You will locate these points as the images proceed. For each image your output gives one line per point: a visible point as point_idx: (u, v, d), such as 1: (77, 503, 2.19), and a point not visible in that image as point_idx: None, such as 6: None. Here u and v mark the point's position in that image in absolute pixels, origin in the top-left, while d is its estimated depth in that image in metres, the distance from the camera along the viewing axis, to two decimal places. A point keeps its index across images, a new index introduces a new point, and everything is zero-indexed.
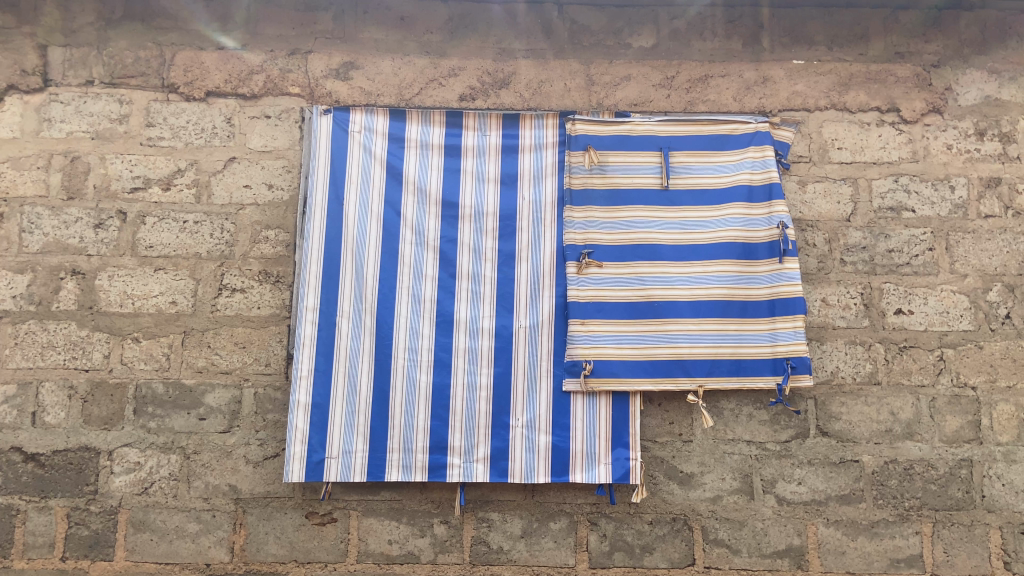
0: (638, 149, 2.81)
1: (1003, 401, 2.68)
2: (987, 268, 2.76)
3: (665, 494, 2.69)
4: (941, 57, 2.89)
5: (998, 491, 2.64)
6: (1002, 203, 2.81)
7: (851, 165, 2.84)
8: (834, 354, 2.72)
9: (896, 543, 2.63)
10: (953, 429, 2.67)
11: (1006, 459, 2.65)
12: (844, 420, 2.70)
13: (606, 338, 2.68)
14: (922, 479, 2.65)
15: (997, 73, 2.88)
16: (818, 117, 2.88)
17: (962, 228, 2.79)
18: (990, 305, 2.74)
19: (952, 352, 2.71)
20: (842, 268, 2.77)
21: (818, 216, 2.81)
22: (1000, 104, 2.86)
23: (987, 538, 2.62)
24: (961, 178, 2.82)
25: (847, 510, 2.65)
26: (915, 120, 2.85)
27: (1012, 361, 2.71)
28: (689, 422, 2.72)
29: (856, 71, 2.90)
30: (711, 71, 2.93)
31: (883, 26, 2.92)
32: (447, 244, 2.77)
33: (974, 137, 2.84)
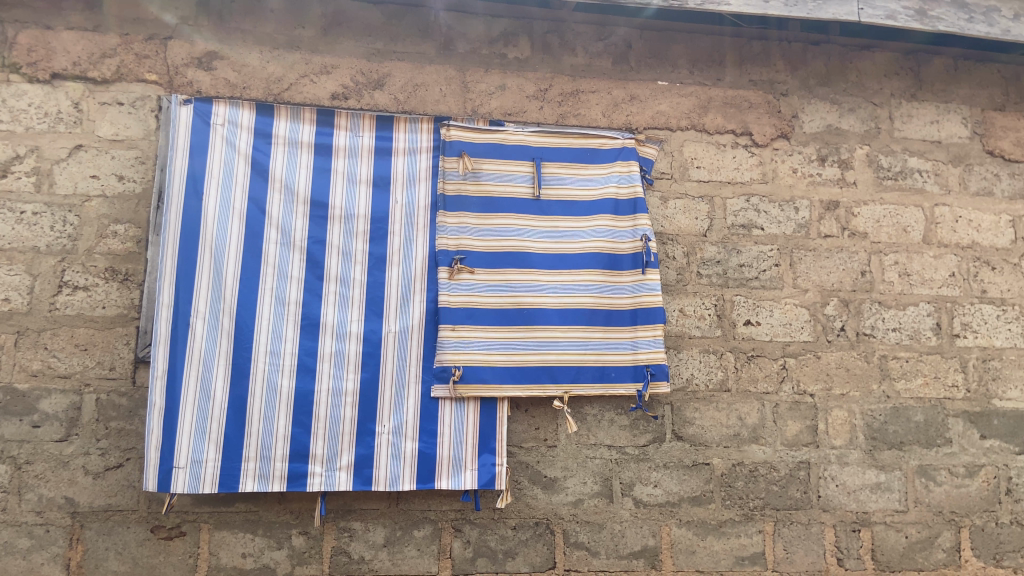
0: (511, 158, 2.85)
1: (837, 408, 2.88)
2: (825, 284, 2.97)
3: (528, 499, 2.73)
4: (789, 87, 3.09)
5: (832, 492, 2.83)
6: (839, 224, 3.02)
7: (708, 184, 3.00)
8: (689, 362, 2.87)
9: (741, 542, 2.78)
10: (792, 433, 2.86)
11: (839, 461, 2.85)
12: (697, 425, 2.84)
13: (476, 344, 2.69)
14: (765, 480, 2.82)
15: (838, 104, 3.10)
16: (679, 137, 3.02)
17: (805, 246, 3.00)
18: (827, 319, 2.95)
19: (794, 361, 2.91)
20: (698, 280, 2.93)
21: (677, 230, 2.95)
22: (840, 133, 3.08)
23: (822, 536, 2.80)
24: (804, 200, 3.03)
25: (698, 511, 2.78)
26: (765, 144, 3.05)
27: (846, 371, 2.92)
28: (553, 428, 2.77)
29: (714, 95, 3.06)
30: (581, 86, 3.01)
31: (739, 54, 3.10)
32: (315, 245, 2.70)
33: (816, 162, 3.06)
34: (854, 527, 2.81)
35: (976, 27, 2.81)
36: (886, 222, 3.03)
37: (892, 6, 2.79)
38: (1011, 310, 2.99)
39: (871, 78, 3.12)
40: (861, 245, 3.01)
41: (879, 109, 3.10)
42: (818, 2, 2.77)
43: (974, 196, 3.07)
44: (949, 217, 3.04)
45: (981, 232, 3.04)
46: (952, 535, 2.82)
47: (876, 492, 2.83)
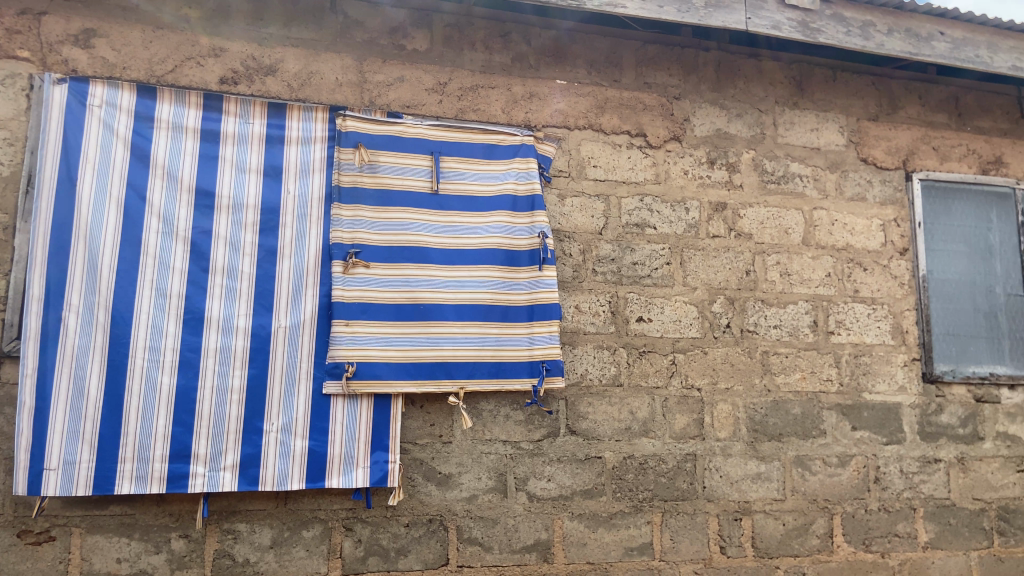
0: (409, 151, 2.82)
1: (722, 401, 3.00)
2: (713, 282, 3.08)
3: (422, 496, 2.70)
4: (682, 91, 3.19)
5: (716, 482, 2.94)
6: (727, 225, 3.14)
7: (604, 183, 3.06)
8: (583, 357, 2.92)
9: (630, 533, 2.85)
10: (680, 426, 2.95)
11: (723, 453, 2.96)
12: (590, 419, 2.89)
13: (370, 339, 2.64)
14: (654, 472, 2.90)
15: (727, 109, 3.22)
16: (577, 136, 3.06)
17: (694, 246, 3.10)
18: (715, 315, 3.06)
19: (683, 357, 3.00)
20: (593, 277, 2.98)
21: (574, 228, 3.00)
22: (728, 137, 3.20)
23: (706, 525, 2.90)
24: (695, 201, 3.13)
25: (589, 503, 2.83)
26: (659, 146, 3.13)
27: (731, 366, 3.03)
28: (449, 424, 2.76)
29: (611, 96, 3.12)
30: (481, 81, 3.00)
31: (634, 57, 3.17)
32: (200, 236, 2.58)
33: (706, 165, 3.17)
34: (736, 516, 2.93)
35: (853, 40, 2.96)
36: (770, 224, 3.17)
37: (778, 17, 2.91)
38: (881, 309, 3.18)
39: (757, 86, 3.25)
40: (746, 245, 3.14)
41: (764, 116, 3.24)
42: (709, 9, 2.85)
43: (848, 201, 3.25)
44: (826, 220, 3.21)
45: (855, 235, 3.22)
46: (826, 521, 2.97)
47: (756, 482, 2.96)
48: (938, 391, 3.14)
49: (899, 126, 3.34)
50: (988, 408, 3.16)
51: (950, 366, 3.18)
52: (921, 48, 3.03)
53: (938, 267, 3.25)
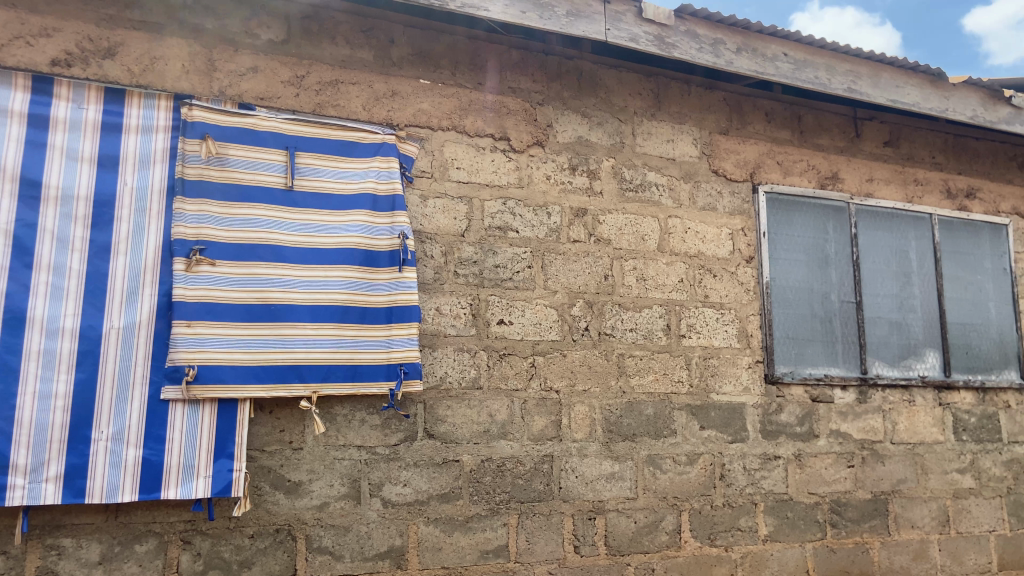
0: (262, 145, 2.70)
1: (579, 403, 3.05)
2: (572, 286, 3.14)
3: (269, 505, 2.59)
4: (545, 97, 3.23)
5: (572, 482, 2.98)
6: (586, 230, 3.20)
7: (467, 185, 3.05)
8: (443, 360, 2.89)
9: (486, 536, 2.84)
10: (538, 428, 2.98)
11: (579, 453, 3.02)
12: (449, 422, 2.86)
13: (215, 342, 2.51)
14: (512, 474, 2.91)
15: (589, 117, 3.28)
16: (440, 136, 3.04)
17: (555, 250, 3.14)
18: (573, 319, 3.11)
19: (542, 359, 3.03)
20: (454, 279, 2.96)
21: (436, 229, 2.97)
22: (590, 145, 3.27)
23: (561, 525, 2.94)
24: (556, 206, 3.18)
25: (446, 507, 2.81)
26: (522, 150, 3.16)
27: (588, 368, 3.09)
28: (300, 429, 2.66)
29: (475, 99, 3.12)
30: (341, 76, 2.92)
31: (499, 61, 3.18)
32: (23, 229, 2.38)
33: (568, 171, 3.22)
34: (591, 515, 2.99)
35: (705, 56, 3.10)
36: (627, 231, 3.26)
37: (635, 30, 3.00)
38: (729, 314, 3.33)
39: (617, 96, 3.34)
40: (605, 250, 3.21)
41: (623, 125, 3.33)
42: (570, 18, 2.90)
43: (700, 211, 3.39)
44: (679, 228, 3.34)
45: (706, 242, 3.37)
46: (674, 518, 3.08)
47: (610, 481, 3.03)
48: (778, 391, 3.33)
49: (747, 140, 3.52)
50: (822, 407, 3.37)
51: (789, 367, 3.36)
52: (766, 67, 3.20)
53: (780, 274, 3.45)
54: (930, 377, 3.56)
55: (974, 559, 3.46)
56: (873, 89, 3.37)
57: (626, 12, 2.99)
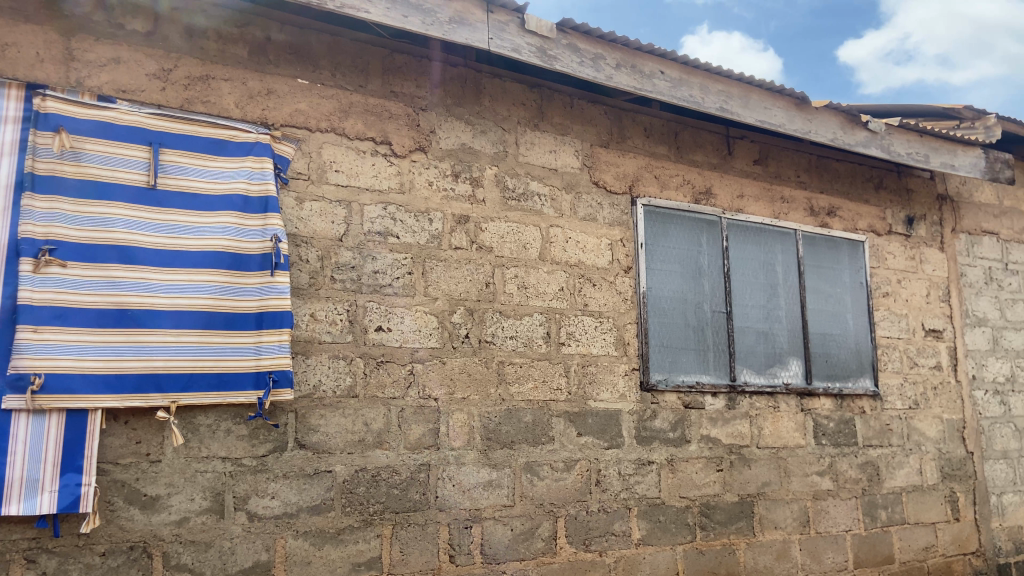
0: (123, 140, 2.55)
1: (458, 411, 3.03)
2: (453, 293, 3.12)
3: (123, 520, 2.44)
4: (428, 103, 3.21)
5: (448, 491, 2.96)
6: (468, 238, 3.20)
7: (345, 188, 2.98)
8: (317, 368, 2.81)
9: (358, 548, 2.78)
10: (415, 437, 2.94)
11: (457, 461, 2.99)
12: (322, 432, 2.78)
13: (64, 348, 2.35)
14: (387, 484, 2.86)
15: (472, 125, 3.29)
16: (318, 138, 2.96)
17: (436, 257, 3.11)
18: (453, 326, 3.09)
19: (421, 367, 3.00)
20: (331, 285, 2.89)
21: (312, 233, 2.89)
22: (473, 152, 3.27)
23: (437, 535, 2.91)
24: (438, 212, 3.15)
25: (316, 520, 2.72)
26: (404, 155, 3.12)
27: (468, 376, 3.08)
28: (158, 441, 2.52)
29: (355, 101, 3.06)
30: (212, 72, 2.81)
31: (381, 64, 3.14)
32: None
33: (450, 177, 3.20)
34: (467, 523, 2.97)
35: (585, 70, 3.17)
36: (509, 239, 3.28)
37: (518, 40, 3.02)
38: (607, 322, 3.40)
39: (501, 105, 3.37)
40: (486, 258, 3.22)
41: (506, 134, 3.36)
42: (453, 25, 2.89)
43: (581, 221, 3.45)
44: (561, 237, 3.39)
45: (586, 252, 3.43)
46: (550, 524, 3.11)
47: (487, 489, 3.02)
48: (653, 398, 3.42)
49: (627, 154, 3.62)
50: (694, 414, 3.49)
51: (663, 375, 3.47)
52: (643, 84, 3.30)
53: (656, 285, 3.55)
54: (793, 384, 3.75)
55: (831, 557, 3.66)
56: (743, 109, 3.54)
57: (509, 23, 3.01)
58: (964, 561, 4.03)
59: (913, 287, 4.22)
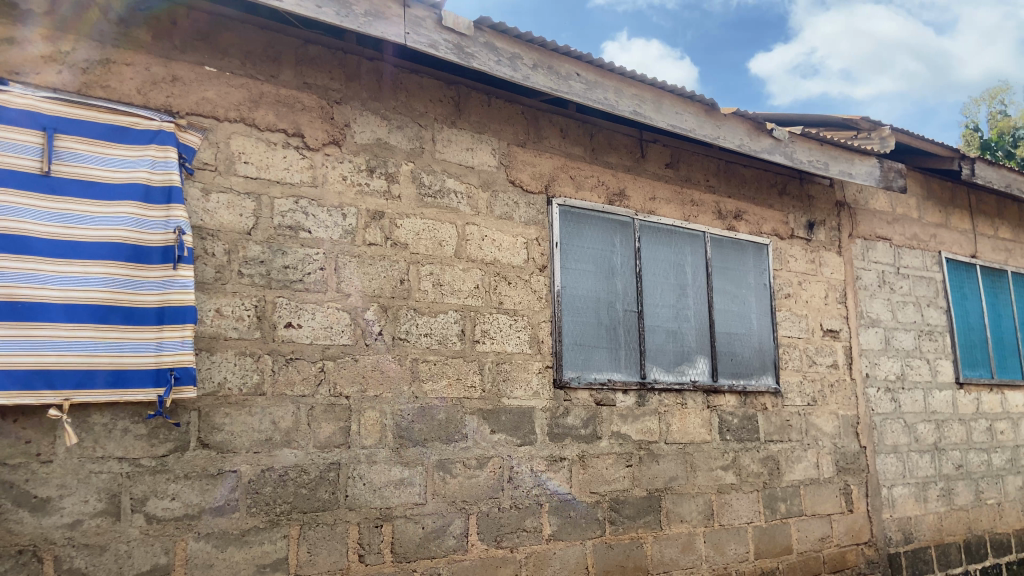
0: (14, 123, 2.42)
1: (370, 408, 2.99)
2: (366, 290, 3.08)
3: (9, 524, 2.32)
4: (343, 96, 3.16)
5: (358, 490, 2.92)
6: (383, 234, 3.16)
7: (255, 181, 2.90)
8: (222, 365, 2.73)
9: (264, 549, 2.71)
10: (325, 435, 2.89)
11: (368, 460, 2.96)
12: (226, 431, 2.70)
13: None
14: (294, 484, 2.80)
15: (388, 120, 3.25)
16: (226, 128, 2.87)
17: (349, 252, 3.06)
18: (366, 323, 3.05)
19: (332, 364, 2.95)
20: (238, 279, 2.81)
21: (218, 226, 2.80)
22: (388, 148, 3.23)
23: (346, 534, 2.87)
24: (352, 208, 3.10)
25: (219, 521, 2.64)
26: (317, 148, 3.06)
27: (381, 373, 3.04)
28: (49, 441, 2.40)
29: (266, 91, 2.98)
30: (113, 55, 2.69)
31: (294, 55, 3.07)
32: None
33: (365, 172, 3.16)
34: (377, 522, 2.94)
35: (503, 69, 3.18)
36: (425, 236, 3.26)
37: (434, 36, 3.01)
38: (521, 320, 3.43)
39: (418, 101, 3.34)
40: (401, 254, 3.18)
41: (423, 130, 3.34)
42: (368, 18, 2.85)
43: (497, 219, 3.47)
44: (476, 235, 3.40)
45: (501, 250, 3.45)
46: (462, 522, 3.11)
47: (399, 488, 3.00)
48: (566, 395, 3.47)
49: (543, 154, 3.65)
50: (605, 411, 3.55)
51: (576, 372, 3.52)
52: (559, 85, 3.34)
53: (570, 284, 3.60)
54: (700, 381, 3.87)
55: (734, 548, 3.79)
56: (655, 113, 3.63)
57: (426, 18, 2.99)
58: (856, 551, 4.24)
59: (813, 289, 4.42)
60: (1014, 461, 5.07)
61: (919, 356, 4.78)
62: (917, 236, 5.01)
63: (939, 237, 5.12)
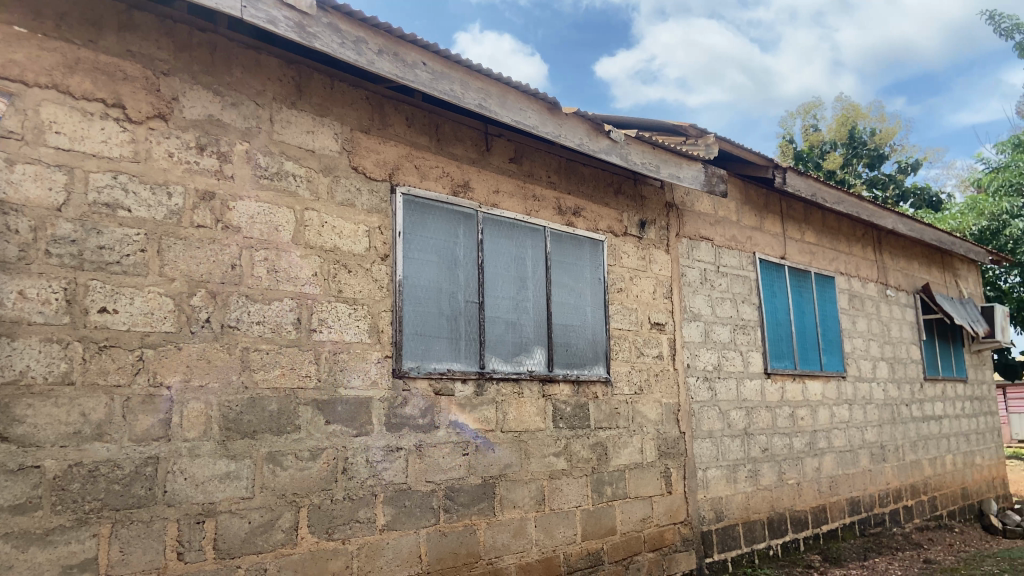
0: None
1: (193, 400, 2.84)
2: (193, 274, 2.91)
3: None
4: (171, 67, 2.96)
5: (179, 485, 2.76)
6: (213, 215, 3.00)
7: (68, 153, 2.68)
8: (25, 352, 2.52)
9: (70, 549, 2.51)
10: (143, 428, 2.71)
11: (190, 453, 2.81)
12: (29, 423, 2.49)
13: None
14: (106, 479, 2.61)
15: (221, 96, 3.09)
16: (36, 94, 2.65)
17: (175, 234, 2.89)
18: (192, 309, 2.89)
19: (152, 353, 2.77)
20: (46, 259, 2.59)
21: (24, 201, 2.58)
22: (221, 125, 3.07)
23: (164, 532, 2.71)
24: (179, 186, 2.92)
25: (19, 520, 2.43)
26: (140, 122, 2.86)
27: (207, 363, 2.89)
28: None
29: (83, 57, 2.76)
30: None
31: (117, 20, 2.85)
32: None
33: (194, 150, 2.99)
34: (199, 518, 2.79)
35: (346, 52, 3.11)
36: (259, 220, 3.13)
37: (274, 12, 2.88)
38: (360, 309, 3.38)
39: (255, 78, 3.20)
40: (233, 238, 3.04)
41: (259, 109, 3.19)
42: None
43: (338, 205, 3.39)
44: (315, 221, 3.30)
45: (341, 237, 3.37)
46: (292, 515, 3.03)
47: (224, 482, 2.87)
48: (404, 385, 3.46)
49: (387, 141, 3.61)
50: (443, 400, 3.58)
51: (415, 362, 3.52)
52: (405, 73, 3.31)
53: (413, 273, 3.59)
54: (536, 371, 4.00)
55: (562, 531, 3.95)
56: (500, 108, 3.69)
57: None
58: (674, 529, 4.54)
59: (643, 284, 4.68)
60: (811, 444, 5.63)
61: (734, 348, 5.19)
62: (736, 237, 5.42)
63: (754, 239, 5.57)
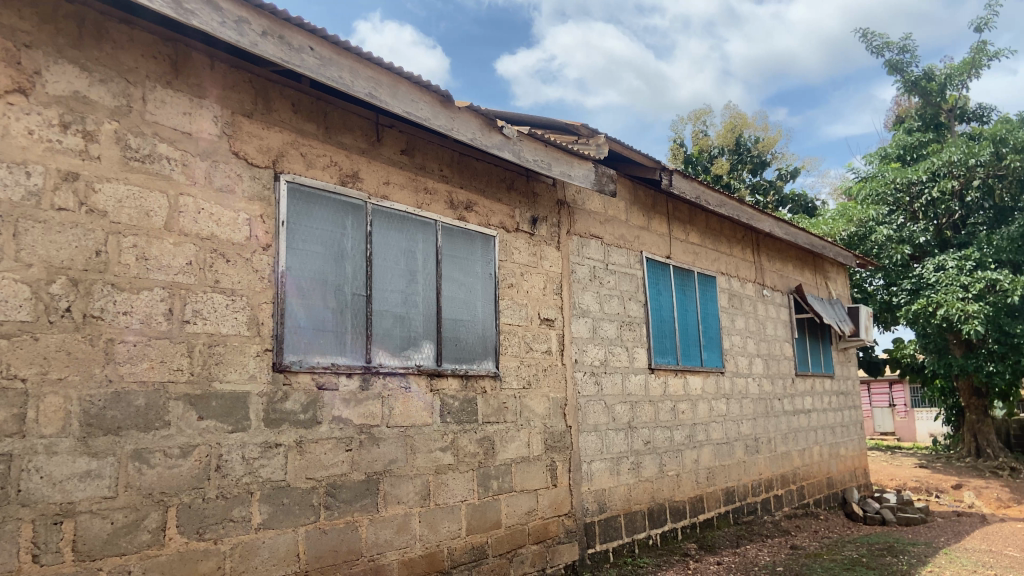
0: None
1: (51, 394, 2.67)
2: (52, 260, 2.73)
3: None
4: (33, 39, 2.77)
5: (34, 484, 2.58)
6: (77, 198, 2.82)
7: None
8: None
9: None
10: None
11: (47, 451, 2.63)
12: None
13: None
14: None
15: (89, 72, 2.91)
16: None
17: (33, 217, 2.70)
18: (52, 298, 2.71)
19: (5, 343, 2.59)
20: None
21: None
22: (88, 103, 2.89)
23: (17, 534, 2.53)
24: (39, 166, 2.74)
25: None
26: None
27: (67, 355, 2.72)
28: None
29: None
30: None
31: None
32: None
33: (57, 128, 2.80)
34: (56, 519, 2.62)
35: (227, 32, 2.98)
36: (129, 204, 2.96)
37: None
38: (239, 301, 3.25)
39: (128, 55, 3.02)
40: (99, 223, 2.86)
41: (132, 88, 3.02)
42: None
43: (216, 191, 3.25)
44: (191, 207, 3.15)
45: (220, 225, 3.24)
46: (159, 515, 2.88)
47: (85, 480, 2.70)
48: (285, 379, 3.35)
49: (271, 127, 3.49)
50: (326, 395, 3.49)
51: (298, 356, 3.42)
52: (292, 58, 3.21)
53: (297, 264, 3.48)
54: (424, 366, 3.97)
55: (447, 526, 3.94)
56: (391, 99, 3.63)
57: None
58: (558, 522, 4.62)
59: (533, 280, 4.73)
60: (691, 437, 5.85)
61: (620, 344, 5.32)
62: (624, 236, 5.56)
63: (642, 238, 5.73)
